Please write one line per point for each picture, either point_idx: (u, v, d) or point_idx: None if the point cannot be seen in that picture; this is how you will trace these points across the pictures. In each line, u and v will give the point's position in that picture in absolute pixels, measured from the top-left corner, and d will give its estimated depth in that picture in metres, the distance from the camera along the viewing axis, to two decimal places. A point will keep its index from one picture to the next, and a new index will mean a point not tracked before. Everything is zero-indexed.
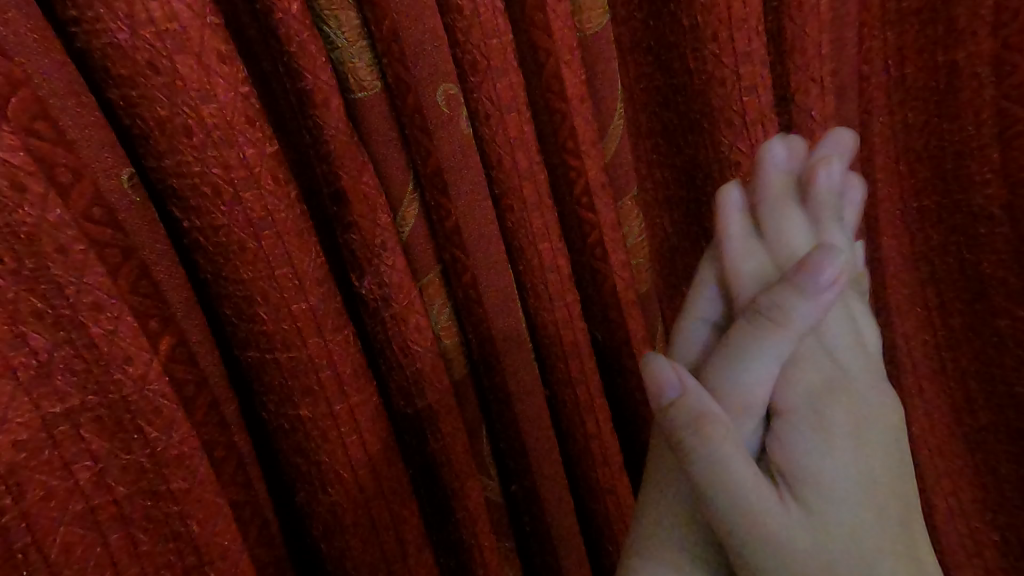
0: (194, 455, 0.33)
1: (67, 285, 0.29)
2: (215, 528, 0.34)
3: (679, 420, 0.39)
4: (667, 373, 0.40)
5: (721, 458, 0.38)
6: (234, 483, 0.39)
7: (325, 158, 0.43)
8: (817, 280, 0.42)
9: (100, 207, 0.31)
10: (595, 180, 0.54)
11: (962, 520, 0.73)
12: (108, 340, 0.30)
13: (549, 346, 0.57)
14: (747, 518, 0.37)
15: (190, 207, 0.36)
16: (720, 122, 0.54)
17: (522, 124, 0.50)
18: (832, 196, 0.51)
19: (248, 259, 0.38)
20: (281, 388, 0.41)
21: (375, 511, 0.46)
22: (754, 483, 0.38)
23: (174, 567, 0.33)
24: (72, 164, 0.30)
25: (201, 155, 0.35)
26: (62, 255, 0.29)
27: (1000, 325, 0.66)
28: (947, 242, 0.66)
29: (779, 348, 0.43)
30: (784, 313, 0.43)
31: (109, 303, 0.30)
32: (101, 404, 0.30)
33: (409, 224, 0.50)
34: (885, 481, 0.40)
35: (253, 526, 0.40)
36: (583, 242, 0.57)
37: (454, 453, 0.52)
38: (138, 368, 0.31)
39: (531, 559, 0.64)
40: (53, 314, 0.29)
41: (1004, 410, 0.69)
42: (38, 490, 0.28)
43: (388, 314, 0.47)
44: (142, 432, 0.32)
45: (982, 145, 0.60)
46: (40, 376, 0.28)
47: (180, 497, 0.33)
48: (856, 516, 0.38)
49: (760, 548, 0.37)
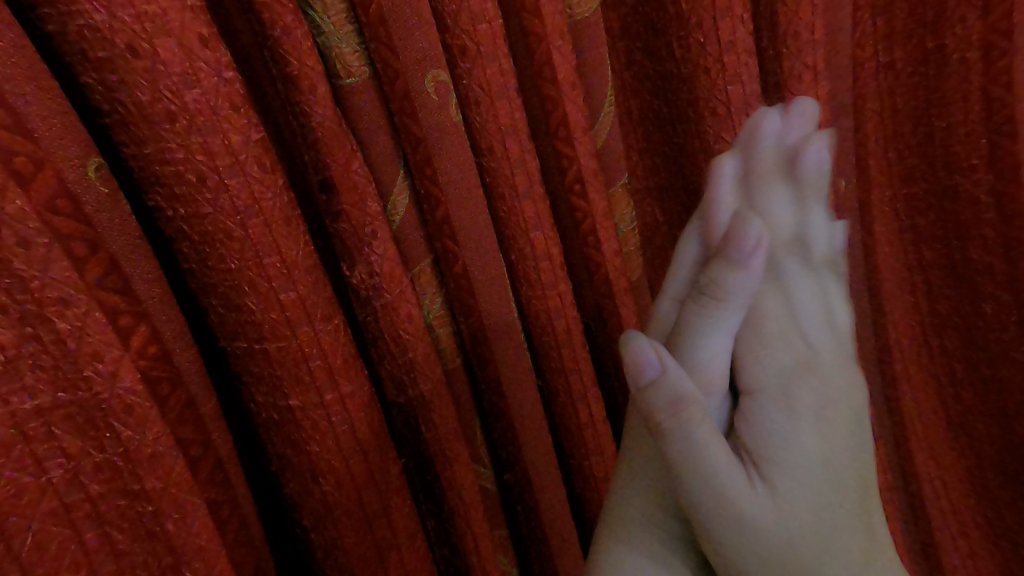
0: (167, 456, 0.33)
1: (32, 279, 0.28)
2: (193, 528, 0.34)
3: (657, 402, 0.38)
4: (647, 352, 0.39)
5: (696, 449, 0.37)
6: (212, 483, 0.37)
7: (313, 144, 0.41)
8: (740, 253, 0.40)
9: (65, 198, 0.29)
10: (587, 167, 0.53)
11: (953, 510, 0.72)
12: (75, 336, 0.29)
13: (541, 336, 0.56)
14: (718, 513, 0.37)
15: (173, 195, 0.34)
16: (705, 113, 0.52)
17: (513, 111, 0.49)
18: (820, 175, 0.47)
19: (235, 247, 0.35)
20: (271, 379, 0.39)
21: (368, 501, 0.45)
22: (727, 472, 0.37)
23: (150, 567, 0.33)
24: (31, 153, 0.28)
25: (185, 140, 0.33)
26: (23, 248, 0.27)
27: (985, 310, 0.63)
28: (935, 229, 0.63)
29: (725, 323, 0.42)
30: (720, 289, 0.42)
31: (76, 298, 0.29)
32: (73, 403, 0.30)
33: (399, 213, 0.48)
34: (849, 460, 0.40)
35: (232, 525, 0.39)
36: (575, 232, 0.56)
37: (446, 444, 0.51)
38: (108, 364, 0.30)
39: (523, 546, 0.64)
40: (19, 308, 0.28)
41: (988, 394, 0.67)
42: (9, 489, 0.28)
43: (380, 304, 0.46)
44: (114, 431, 0.31)
45: (969, 132, 0.57)
46: (9, 372, 0.27)
47: (155, 497, 0.33)
48: (820, 496, 0.38)
49: (728, 528, 0.37)
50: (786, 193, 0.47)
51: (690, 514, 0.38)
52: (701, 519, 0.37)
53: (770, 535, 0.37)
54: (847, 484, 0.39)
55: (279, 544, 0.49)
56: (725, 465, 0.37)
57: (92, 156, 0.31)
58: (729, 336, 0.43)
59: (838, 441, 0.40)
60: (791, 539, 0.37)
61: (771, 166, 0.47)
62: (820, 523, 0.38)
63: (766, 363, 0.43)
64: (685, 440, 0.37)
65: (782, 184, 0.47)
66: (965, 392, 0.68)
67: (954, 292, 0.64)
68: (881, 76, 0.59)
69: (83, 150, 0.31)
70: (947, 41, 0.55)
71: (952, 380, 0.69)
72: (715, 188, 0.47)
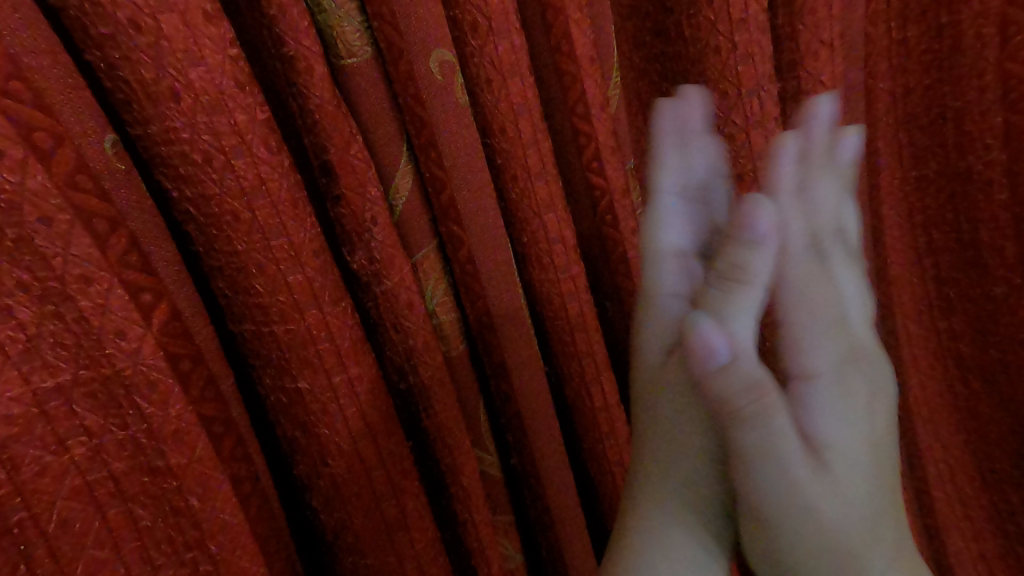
0: (192, 431, 0.33)
1: (54, 255, 0.27)
2: (216, 505, 0.34)
3: (733, 390, 0.34)
4: (713, 337, 0.33)
5: (773, 437, 0.35)
6: (235, 459, 0.37)
7: (312, 127, 0.40)
8: (754, 233, 0.36)
9: (85, 175, 0.29)
10: (606, 145, 0.52)
11: (956, 494, 0.72)
12: (98, 312, 0.29)
13: (553, 320, 0.56)
14: (783, 499, 0.36)
15: (179, 175, 0.33)
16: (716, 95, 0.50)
17: (525, 90, 0.48)
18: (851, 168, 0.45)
19: (242, 229, 0.35)
20: (279, 362, 0.39)
21: (378, 483, 0.45)
22: (793, 454, 0.35)
23: (175, 542, 0.33)
24: (52, 129, 0.27)
25: (191, 120, 0.32)
26: (44, 223, 0.27)
27: (995, 293, 0.63)
28: (944, 212, 0.63)
29: (747, 309, 0.36)
30: (741, 270, 0.36)
31: (99, 275, 0.29)
32: (97, 380, 0.29)
33: (401, 197, 0.48)
34: (891, 442, 0.40)
35: (254, 503, 0.39)
36: (595, 209, 0.55)
37: (445, 429, 0.51)
38: (132, 341, 0.30)
39: (529, 529, 0.65)
40: (40, 285, 0.27)
41: (994, 376, 0.67)
42: (33, 467, 0.28)
43: (380, 290, 0.45)
44: (138, 408, 0.31)
45: (983, 111, 0.56)
46: (29, 351, 0.27)
47: (178, 473, 0.33)
48: (869, 478, 0.38)
49: (784, 509, 0.36)
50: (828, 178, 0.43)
51: (745, 494, 0.37)
52: (755, 499, 0.36)
53: (831, 522, 0.36)
54: (887, 465, 0.40)
55: (297, 529, 0.49)
56: (794, 454, 0.35)
57: (110, 133, 0.31)
58: (761, 327, 0.36)
59: (884, 424, 0.40)
60: (847, 525, 0.36)
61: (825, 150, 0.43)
62: (871, 509, 0.38)
63: (822, 352, 0.39)
64: (762, 426, 0.34)
65: (826, 170, 0.43)
66: (972, 375, 0.69)
67: (964, 274, 0.65)
68: (893, 54, 0.58)
69: (99, 127, 0.31)
70: (963, 17, 0.54)
71: (957, 361, 0.69)
72: (775, 168, 0.42)
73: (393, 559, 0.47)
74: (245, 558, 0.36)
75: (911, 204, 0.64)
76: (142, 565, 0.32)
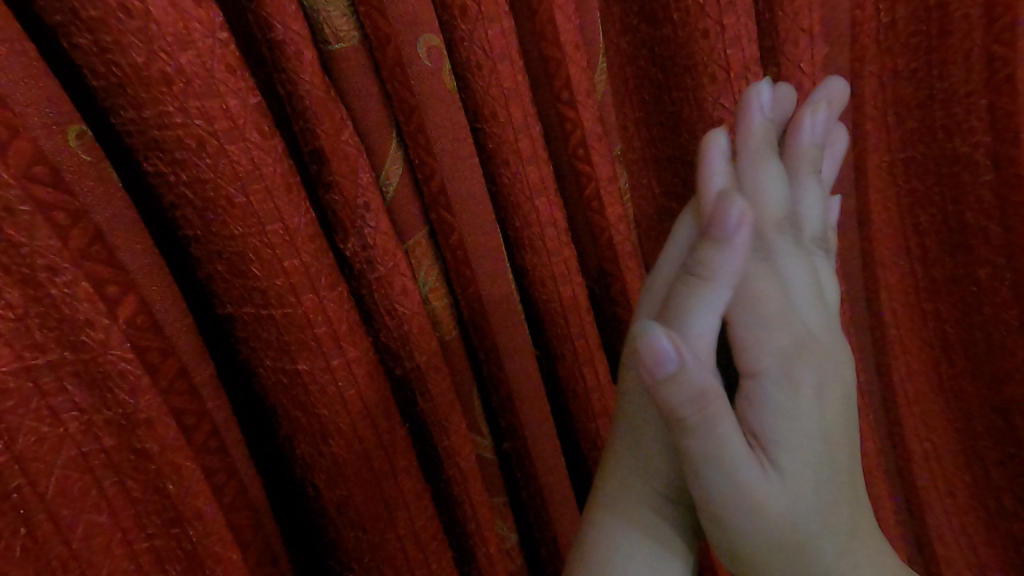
0: (163, 421, 0.34)
1: (21, 244, 0.29)
2: (192, 491, 0.36)
3: (680, 400, 0.35)
4: (663, 347, 0.34)
5: (717, 443, 0.37)
6: (207, 450, 0.39)
7: (301, 113, 0.41)
8: (728, 232, 0.38)
9: (43, 166, 0.30)
10: (593, 132, 0.52)
11: (945, 481, 0.72)
12: (67, 302, 0.30)
13: (547, 303, 0.56)
14: (731, 497, 0.38)
15: (174, 159, 0.34)
16: (703, 78, 0.51)
17: (516, 73, 0.48)
18: (815, 149, 0.49)
19: (238, 213, 0.36)
20: (278, 344, 0.41)
21: (376, 461, 0.46)
22: (738, 456, 0.37)
23: (154, 521, 0.35)
24: (5, 120, 0.28)
25: (183, 104, 0.33)
26: (8, 214, 0.28)
27: (979, 274, 0.61)
28: (931, 194, 0.61)
29: (710, 305, 0.40)
30: (706, 268, 0.39)
31: (64, 267, 0.30)
32: (75, 362, 0.31)
33: (393, 183, 0.48)
34: (839, 434, 0.42)
35: (229, 490, 0.41)
36: (579, 194, 0.56)
37: (441, 414, 0.52)
38: (99, 331, 0.32)
39: (522, 511, 0.66)
40: (19, 271, 0.29)
41: (979, 357, 0.66)
42: (30, 437, 0.30)
43: (374, 277, 0.46)
44: (114, 393, 0.32)
45: (969, 92, 0.55)
46: (19, 329, 0.29)
47: (155, 457, 0.34)
48: (817, 471, 0.40)
49: (737, 505, 0.38)
50: (778, 168, 0.47)
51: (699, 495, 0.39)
52: (710, 502, 0.38)
53: (780, 518, 0.38)
54: (836, 457, 0.41)
55: (279, 504, 0.51)
56: (738, 454, 0.37)
57: (72, 125, 0.32)
58: (717, 314, 0.40)
59: (830, 416, 0.41)
60: (792, 515, 0.39)
61: (766, 140, 0.47)
62: (818, 496, 0.40)
63: (766, 345, 0.40)
64: (709, 433, 0.37)
65: (775, 160, 0.47)
66: (957, 356, 0.67)
67: (949, 255, 0.63)
68: (880, 37, 0.56)
69: (65, 117, 0.31)
70: None
71: (945, 347, 0.68)
72: (707, 166, 0.46)
73: (392, 536, 0.48)
74: (222, 545, 0.38)
75: (898, 187, 0.63)
76: (138, 532, 0.34)
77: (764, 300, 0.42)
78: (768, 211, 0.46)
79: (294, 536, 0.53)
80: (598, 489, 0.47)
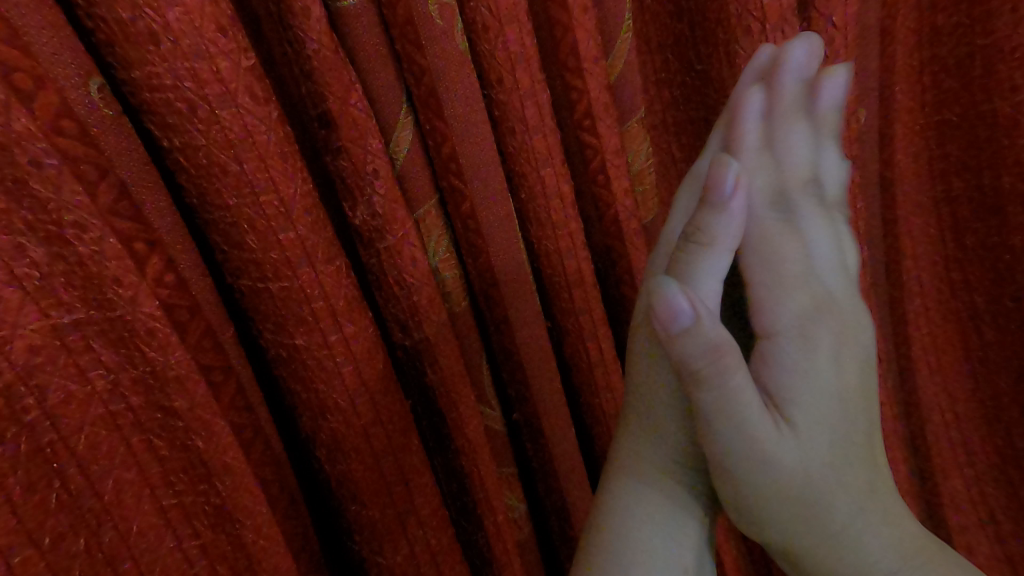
0: (191, 377, 0.35)
1: (48, 200, 0.29)
2: (220, 444, 0.37)
3: (694, 351, 0.36)
4: (678, 301, 0.35)
5: (733, 398, 0.37)
6: (235, 407, 0.40)
7: (310, 75, 0.40)
8: (721, 195, 0.40)
9: (70, 119, 0.30)
10: (599, 101, 0.51)
11: (963, 454, 0.72)
12: (95, 259, 0.31)
13: (550, 277, 0.56)
14: (747, 453, 0.38)
15: (166, 124, 0.34)
16: (738, 30, 0.49)
17: (523, 37, 0.47)
18: (835, 113, 0.46)
19: (231, 182, 0.36)
20: (276, 317, 0.41)
21: (376, 440, 0.47)
22: (756, 412, 0.37)
23: (183, 476, 0.36)
24: (31, 71, 0.29)
25: (171, 66, 0.32)
26: (35, 168, 0.29)
27: (1013, 241, 0.59)
28: (964, 158, 0.59)
29: (709, 270, 0.41)
30: (703, 232, 0.41)
31: (91, 223, 0.31)
32: (103, 321, 0.32)
33: (402, 152, 0.47)
34: (858, 398, 0.41)
35: (257, 445, 0.42)
36: (585, 168, 0.54)
37: (450, 385, 0.52)
38: (127, 289, 0.32)
39: (532, 481, 0.67)
40: (43, 228, 0.29)
41: (1009, 326, 0.64)
42: (59, 395, 0.30)
43: (382, 247, 0.46)
44: (141, 351, 0.33)
45: (1015, 48, 0.52)
46: (44, 289, 0.29)
47: (184, 414, 0.35)
48: (835, 432, 0.40)
49: (754, 462, 0.38)
50: (806, 132, 0.45)
51: (714, 454, 0.39)
52: (726, 462, 0.39)
53: (796, 475, 0.38)
54: (854, 418, 0.41)
55: (302, 476, 0.51)
56: (754, 410, 0.37)
57: (91, 77, 0.32)
58: (717, 279, 0.41)
59: (847, 378, 0.41)
60: (809, 474, 0.38)
61: (797, 102, 0.45)
62: (837, 457, 0.40)
63: (785, 307, 0.41)
64: (725, 388, 0.37)
65: (802, 122, 0.45)
66: (985, 325, 0.65)
67: (981, 222, 0.61)
68: None
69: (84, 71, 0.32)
70: None
71: (973, 315, 0.66)
72: (742, 125, 0.45)
73: (392, 513, 0.49)
74: (249, 499, 0.39)
75: (930, 152, 0.61)
76: (165, 489, 0.35)
77: (790, 261, 0.42)
78: (795, 172, 0.45)
79: (318, 510, 0.53)
80: (615, 458, 0.48)
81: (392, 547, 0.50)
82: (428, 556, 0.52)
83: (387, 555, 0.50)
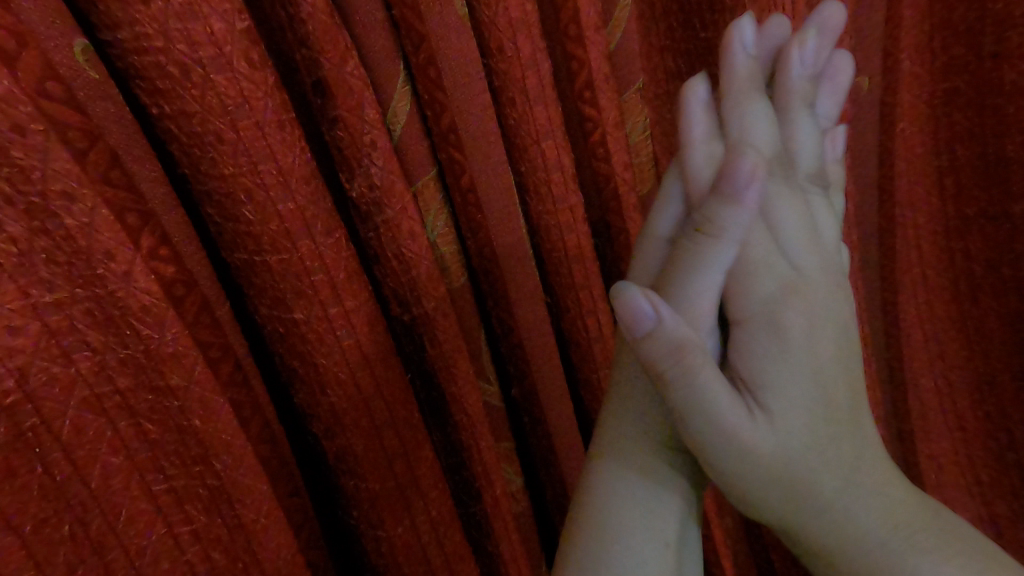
0: (189, 354, 0.33)
1: (32, 169, 0.27)
2: (218, 424, 0.35)
3: (660, 353, 0.37)
4: (640, 306, 0.37)
5: (702, 391, 0.37)
6: (234, 382, 0.38)
7: (303, 39, 0.38)
8: (736, 186, 0.37)
9: (56, 82, 0.28)
10: (599, 72, 0.49)
11: (954, 419, 0.74)
12: (85, 232, 0.29)
13: (549, 252, 0.55)
14: (721, 441, 0.38)
15: (155, 89, 0.32)
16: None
17: (523, 3, 0.45)
18: (808, 84, 0.46)
19: (227, 151, 0.34)
20: (273, 292, 0.39)
21: (375, 411, 0.45)
22: (724, 404, 0.37)
23: (181, 456, 0.34)
24: (13, 27, 0.27)
25: (162, 26, 0.30)
26: (18, 134, 0.27)
27: (1012, 211, 0.60)
28: (971, 128, 0.60)
29: (717, 264, 0.39)
30: (712, 225, 0.39)
31: (80, 192, 0.29)
32: (89, 299, 0.30)
33: (399, 122, 0.45)
34: (837, 372, 0.41)
35: (256, 421, 0.40)
36: (585, 140, 0.53)
37: (452, 361, 0.50)
38: (120, 263, 0.30)
39: (529, 455, 0.67)
40: (23, 200, 0.27)
41: (1007, 294, 0.65)
42: (42, 378, 0.28)
43: (382, 220, 0.44)
44: (134, 329, 0.31)
45: None
46: (23, 266, 0.27)
47: (179, 394, 0.34)
48: (813, 414, 0.39)
49: (731, 449, 0.38)
50: (763, 107, 0.45)
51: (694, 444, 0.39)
52: (701, 448, 0.39)
53: (774, 457, 0.38)
54: (835, 397, 0.40)
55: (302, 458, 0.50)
56: (723, 402, 0.37)
57: (80, 37, 0.30)
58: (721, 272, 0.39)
59: (824, 357, 0.40)
60: (787, 455, 0.38)
61: (751, 80, 0.45)
62: (818, 435, 0.39)
63: (753, 287, 0.42)
64: (695, 385, 0.37)
65: (760, 99, 0.45)
66: (982, 295, 0.67)
67: (983, 192, 0.62)
68: None
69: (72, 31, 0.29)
70: None
71: (973, 287, 0.67)
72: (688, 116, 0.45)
73: (392, 481, 0.48)
74: (248, 477, 0.38)
75: (937, 122, 0.61)
76: (155, 475, 0.33)
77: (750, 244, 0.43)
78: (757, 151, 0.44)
79: (318, 494, 0.52)
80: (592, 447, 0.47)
81: (392, 519, 0.49)
82: (429, 523, 0.51)
83: (387, 528, 0.49)
